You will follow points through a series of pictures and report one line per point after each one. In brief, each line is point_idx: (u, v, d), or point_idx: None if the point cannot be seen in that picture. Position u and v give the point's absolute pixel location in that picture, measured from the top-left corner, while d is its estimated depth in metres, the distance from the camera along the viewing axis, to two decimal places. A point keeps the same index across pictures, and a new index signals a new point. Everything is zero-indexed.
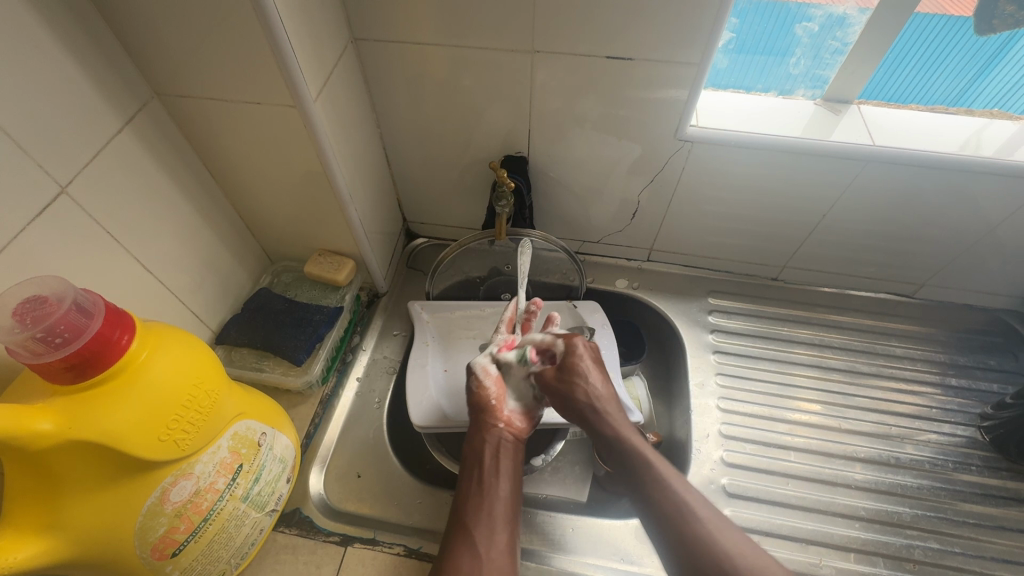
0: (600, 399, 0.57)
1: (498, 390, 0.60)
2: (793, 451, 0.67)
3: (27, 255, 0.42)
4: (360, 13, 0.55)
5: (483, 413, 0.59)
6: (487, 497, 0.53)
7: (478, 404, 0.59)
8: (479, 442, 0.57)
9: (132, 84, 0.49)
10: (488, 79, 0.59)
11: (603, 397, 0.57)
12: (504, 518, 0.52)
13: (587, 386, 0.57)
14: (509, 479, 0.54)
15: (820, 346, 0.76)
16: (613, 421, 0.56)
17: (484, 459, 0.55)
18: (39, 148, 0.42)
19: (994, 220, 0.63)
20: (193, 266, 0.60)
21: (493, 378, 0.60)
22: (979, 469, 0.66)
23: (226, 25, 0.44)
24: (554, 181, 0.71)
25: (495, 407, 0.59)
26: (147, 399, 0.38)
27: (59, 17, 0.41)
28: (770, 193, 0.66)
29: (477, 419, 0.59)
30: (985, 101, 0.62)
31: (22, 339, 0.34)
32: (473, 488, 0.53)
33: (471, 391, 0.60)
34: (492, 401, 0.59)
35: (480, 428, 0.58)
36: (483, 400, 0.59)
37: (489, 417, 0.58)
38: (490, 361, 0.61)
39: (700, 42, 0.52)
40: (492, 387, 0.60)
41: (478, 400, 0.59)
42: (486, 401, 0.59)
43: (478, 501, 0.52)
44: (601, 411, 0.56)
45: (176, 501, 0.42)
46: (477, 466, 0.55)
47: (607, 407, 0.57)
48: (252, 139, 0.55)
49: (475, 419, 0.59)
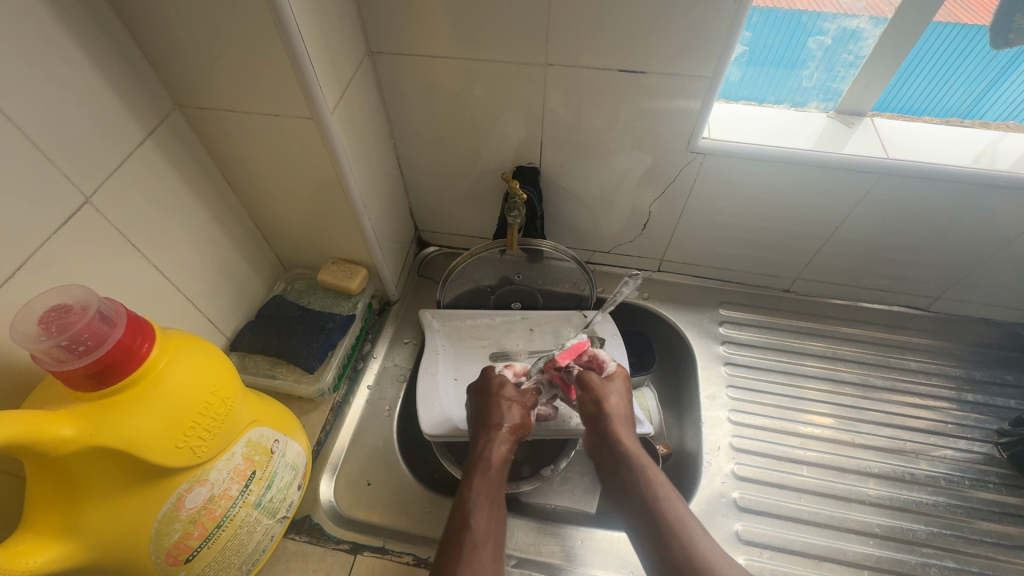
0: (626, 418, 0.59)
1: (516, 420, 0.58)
2: (805, 466, 0.66)
3: (52, 264, 0.43)
4: (377, 27, 0.56)
5: (512, 429, 0.58)
6: (493, 522, 0.51)
7: (505, 417, 0.58)
8: (499, 457, 0.56)
9: (155, 95, 0.50)
10: (502, 90, 0.60)
11: (625, 416, 0.59)
12: (498, 544, 0.50)
13: (615, 399, 0.59)
14: (501, 505, 0.53)
15: (833, 359, 0.75)
16: (624, 438, 0.57)
17: (498, 482, 0.54)
18: (65, 159, 0.43)
19: (1009, 233, 0.62)
20: (210, 274, 0.61)
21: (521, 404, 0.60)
22: (996, 486, 0.65)
23: (247, 39, 0.45)
24: (565, 191, 0.71)
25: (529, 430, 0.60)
26: (165, 406, 0.39)
27: (86, 32, 0.43)
28: (780, 205, 0.66)
29: (480, 434, 0.57)
30: (997, 113, 0.62)
31: (46, 347, 0.35)
32: (480, 505, 0.52)
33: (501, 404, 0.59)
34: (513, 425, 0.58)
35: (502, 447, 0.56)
36: (521, 419, 0.59)
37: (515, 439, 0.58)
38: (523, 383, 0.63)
39: (713, 56, 0.52)
40: (517, 413, 0.59)
41: (512, 415, 0.58)
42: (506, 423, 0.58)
43: (486, 522, 0.50)
44: (617, 427, 0.57)
45: (190, 507, 0.43)
46: (477, 483, 0.53)
47: (625, 425, 0.58)
48: (270, 150, 0.56)
49: (483, 430, 0.57)
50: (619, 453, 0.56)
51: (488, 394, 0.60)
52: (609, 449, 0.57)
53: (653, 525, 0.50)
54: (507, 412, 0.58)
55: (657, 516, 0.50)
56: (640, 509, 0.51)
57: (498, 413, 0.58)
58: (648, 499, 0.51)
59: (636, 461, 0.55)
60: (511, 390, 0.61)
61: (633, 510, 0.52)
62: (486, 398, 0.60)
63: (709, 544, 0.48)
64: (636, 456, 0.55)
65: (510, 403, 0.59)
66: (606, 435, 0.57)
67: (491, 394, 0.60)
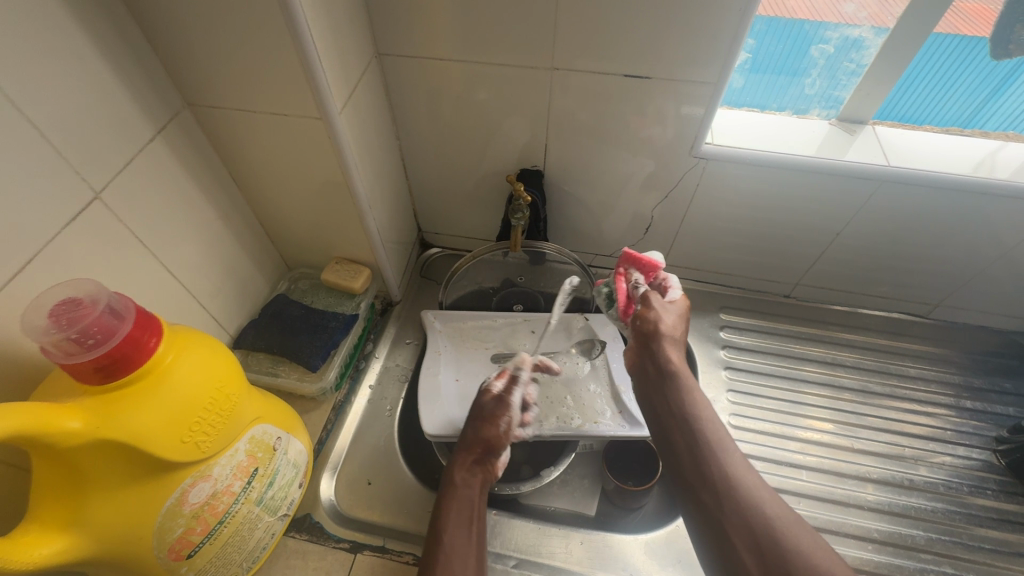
0: (677, 337, 0.57)
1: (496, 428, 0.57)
2: (804, 470, 0.66)
3: (58, 260, 0.43)
4: (386, 30, 0.57)
5: (478, 441, 0.56)
6: (470, 532, 0.48)
7: (478, 432, 0.56)
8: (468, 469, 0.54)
9: (165, 94, 0.51)
10: (508, 94, 0.60)
11: (678, 337, 0.57)
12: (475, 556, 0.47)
13: (660, 316, 0.58)
14: (482, 519, 0.51)
15: (832, 364, 0.75)
16: (673, 356, 0.56)
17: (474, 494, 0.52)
18: (76, 156, 0.43)
19: (1008, 243, 0.63)
20: (215, 271, 0.61)
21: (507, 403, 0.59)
22: (994, 493, 0.65)
23: (257, 39, 0.46)
24: (568, 194, 0.71)
25: (510, 440, 0.57)
26: (171, 400, 0.39)
27: (99, 30, 0.43)
28: (782, 211, 0.66)
29: (465, 441, 0.56)
30: (997, 122, 0.62)
31: (56, 339, 0.35)
32: (455, 516, 0.50)
33: (477, 416, 0.58)
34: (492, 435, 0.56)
35: (468, 462, 0.55)
36: (494, 432, 0.56)
37: (485, 453, 0.55)
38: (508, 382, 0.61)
39: (717, 62, 0.53)
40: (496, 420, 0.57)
41: (478, 428, 0.57)
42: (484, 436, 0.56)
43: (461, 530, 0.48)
44: (669, 344, 0.56)
45: (193, 502, 0.43)
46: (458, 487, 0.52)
47: (676, 345, 0.57)
48: (275, 148, 0.56)
49: (462, 444, 0.56)
50: (669, 370, 0.55)
51: (473, 408, 0.60)
52: (658, 366, 0.56)
53: (695, 444, 0.50)
54: (477, 426, 0.57)
55: (698, 432, 0.51)
56: (683, 428, 0.52)
57: (472, 429, 0.57)
58: (692, 417, 0.52)
59: (684, 380, 0.54)
60: (485, 404, 0.59)
61: (677, 432, 0.52)
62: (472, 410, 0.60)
63: (746, 467, 0.48)
64: (683, 378, 0.55)
65: (484, 418, 0.58)
66: (655, 352, 0.57)
67: (473, 408, 0.60)
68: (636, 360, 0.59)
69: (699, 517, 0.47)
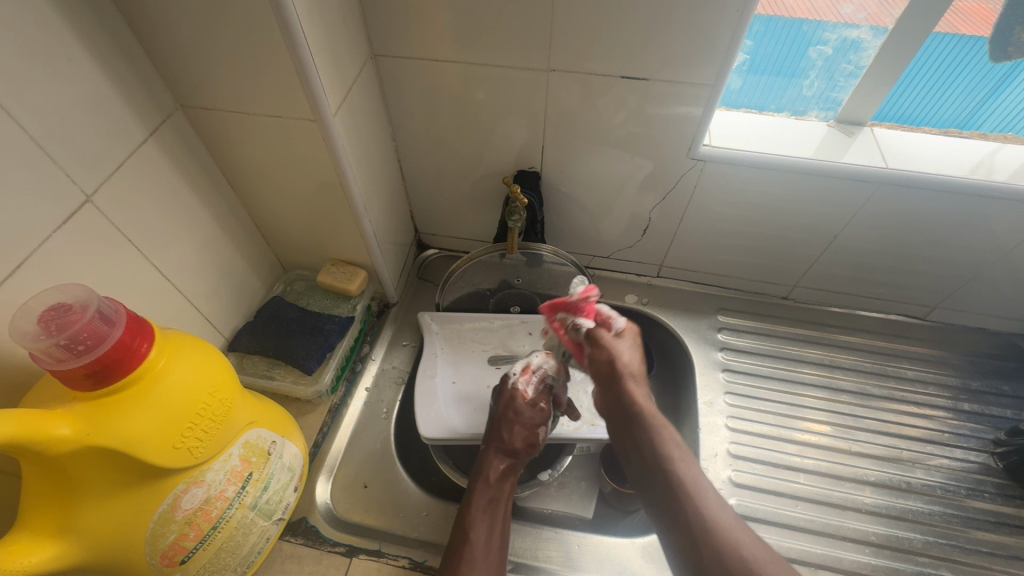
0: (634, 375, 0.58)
1: (527, 437, 0.59)
2: (801, 473, 0.66)
3: (49, 263, 0.43)
4: (382, 31, 0.56)
5: (514, 449, 0.58)
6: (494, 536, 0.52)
7: (509, 440, 0.58)
8: (496, 475, 0.57)
9: (158, 96, 0.51)
10: (504, 95, 0.60)
11: (637, 372, 0.58)
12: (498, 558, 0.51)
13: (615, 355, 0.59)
14: (504, 523, 0.54)
15: (829, 366, 0.75)
16: (637, 394, 0.56)
17: (498, 499, 0.56)
18: (68, 158, 0.43)
19: (1006, 245, 0.63)
20: (209, 274, 0.61)
21: (535, 406, 0.60)
22: (992, 496, 0.65)
23: (251, 41, 0.45)
24: (565, 196, 0.71)
25: (537, 447, 0.60)
26: (163, 406, 0.39)
27: (90, 31, 0.43)
28: (779, 213, 0.66)
29: (492, 447, 0.58)
30: (995, 124, 0.62)
31: (45, 345, 0.35)
32: (481, 523, 0.53)
33: (506, 419, 0.59)
34: (521, 445, 0.58)
35: (502, 467, 0.57)
36: (525, 439, 0.59)
37: (517, 458, 0.58)
38: (530, 381, 0.62)
39: (714, 64, 0.53)
40: (524, 427, 0.59)
41: (514, 436, 0.58)
42: (513, 445, 0.58)
43: (486, 537, 0.52)
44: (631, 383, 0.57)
45: (187, 508, 0.43)
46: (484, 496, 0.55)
47: (638, 381, 0.58)
48: (269, 149, 0.56)
49: (491, 447, 0.58)
50: (633, 408, 0.55)
51: (498, 404, 0.61)
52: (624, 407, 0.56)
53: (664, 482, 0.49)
54: (510, 433, 0.58)
55: (667, 470, 0.49)
56: (653, 465, 0.51)
57: (502, 433, 0.58)
58: (659, 456, 0.51)
59: (649, 418, 0.54)
60: (517, 408, 0.59)
61: (648, 471, 0.51)
62: (496, 405, 0.61)
63: (719, 503, 0.47)
64: (648, 415, 0.54)
65: (516, 422, 0.59)
66: (620, 393, 0.57)
67: (500, 403, 0.60)
68: (603, 401, 0.59)
69: (678, 557, 0.46)
